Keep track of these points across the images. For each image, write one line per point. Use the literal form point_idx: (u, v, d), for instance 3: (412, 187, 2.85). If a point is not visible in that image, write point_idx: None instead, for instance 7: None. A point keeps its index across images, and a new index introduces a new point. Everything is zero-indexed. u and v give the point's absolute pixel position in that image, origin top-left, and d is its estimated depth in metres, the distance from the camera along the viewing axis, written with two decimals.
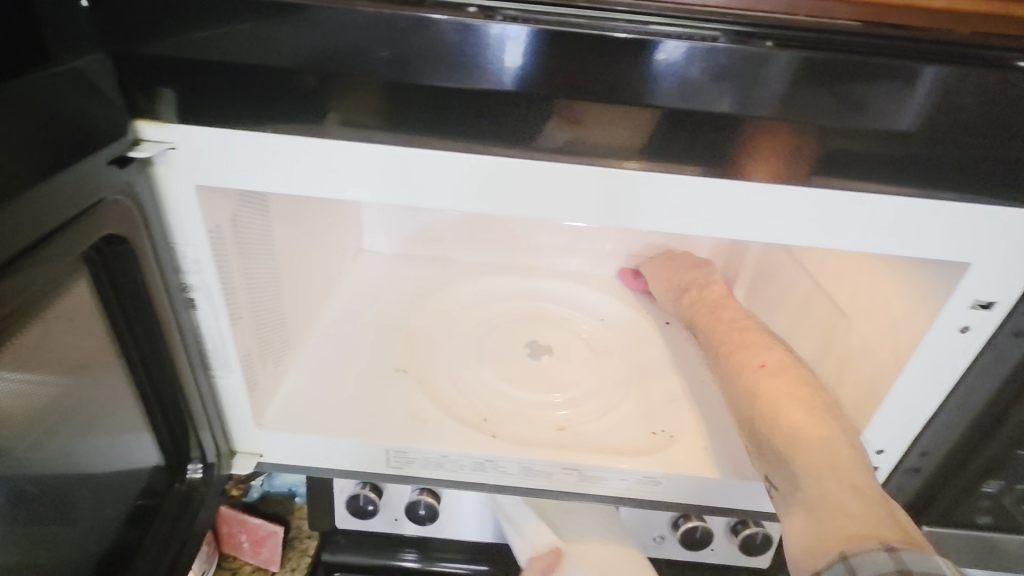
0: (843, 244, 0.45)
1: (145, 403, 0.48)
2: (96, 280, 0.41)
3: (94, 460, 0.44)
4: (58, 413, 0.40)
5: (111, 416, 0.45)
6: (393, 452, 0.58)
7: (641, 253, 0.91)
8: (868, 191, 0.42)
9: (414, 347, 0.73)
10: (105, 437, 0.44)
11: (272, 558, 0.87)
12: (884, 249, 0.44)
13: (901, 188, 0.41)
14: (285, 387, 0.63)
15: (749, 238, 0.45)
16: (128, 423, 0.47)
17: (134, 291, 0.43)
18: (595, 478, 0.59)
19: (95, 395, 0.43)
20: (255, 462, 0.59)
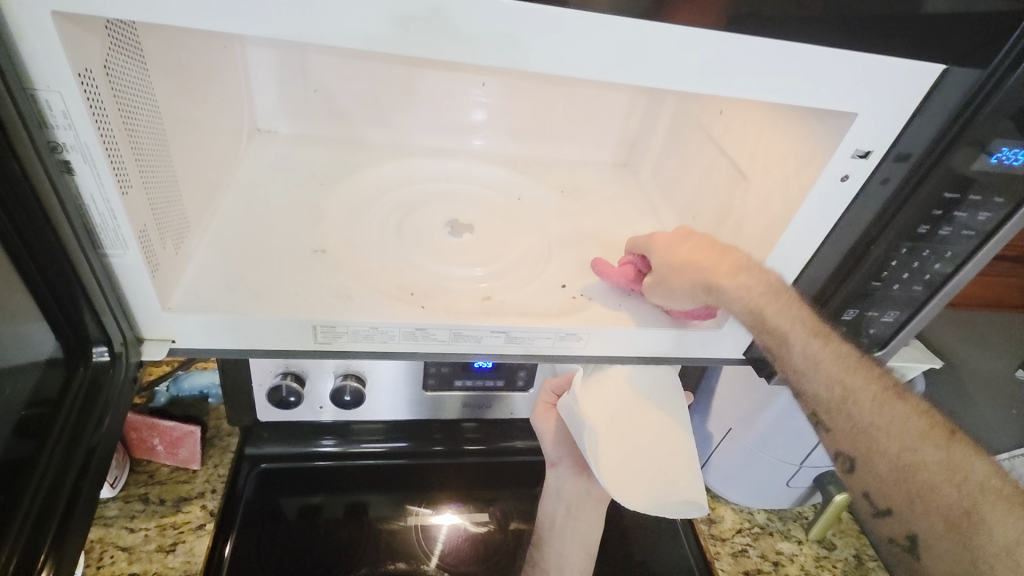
0: (752, 99, 0.48)
1: (28, 277, 0.43)
2: None
3: None
4: None
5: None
6: (320, 326, 0.57)
7: (556, 131, 0.91)
8: (777, 40, 0.44)
9: (329, 226, 0.70)
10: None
11: (192, 457, 0.86)
12: (785, 100, 0.48)
13: (806, 40, 0.44)
14: (191, 268, 0.59)
15: (665, 88, 0.47)
16: (11, 308, 0.42)
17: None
18: (521, 338, 0.63)
19: None
20: (168, 347, 0.56)
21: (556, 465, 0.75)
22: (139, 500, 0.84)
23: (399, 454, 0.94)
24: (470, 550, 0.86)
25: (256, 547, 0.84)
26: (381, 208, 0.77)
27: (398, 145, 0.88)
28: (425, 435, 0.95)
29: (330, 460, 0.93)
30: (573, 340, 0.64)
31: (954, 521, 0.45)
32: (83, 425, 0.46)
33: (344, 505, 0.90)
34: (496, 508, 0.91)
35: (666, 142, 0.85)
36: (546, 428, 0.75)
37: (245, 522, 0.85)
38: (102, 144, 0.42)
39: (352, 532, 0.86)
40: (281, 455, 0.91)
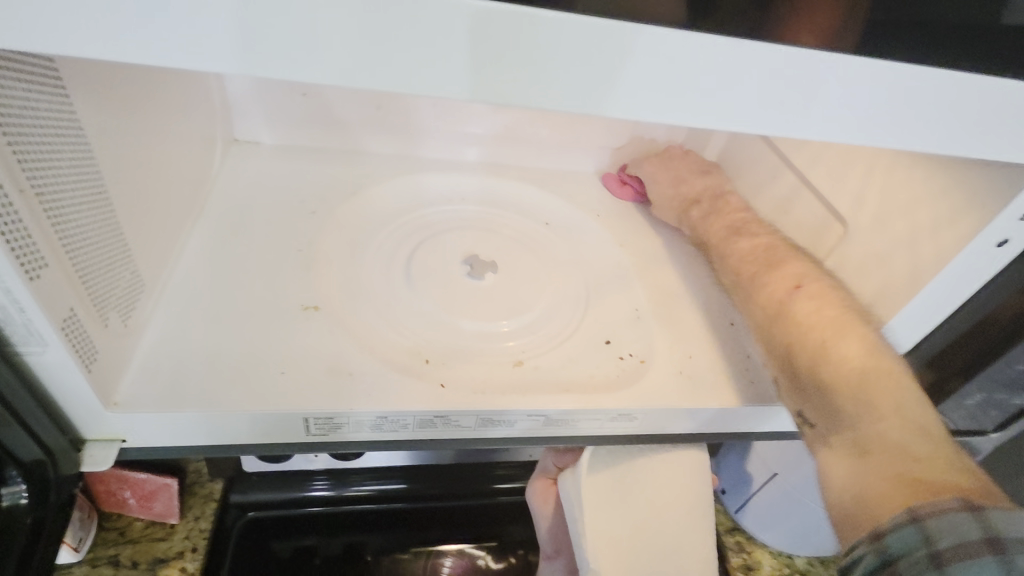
0: (895, 146, 0.35)
1: None
2: None
3: None
4: None
5: None
6: (314, 419, 0.45)
7: (589, 140, 0.78)
8: (944, 65, 0.32)
9: (324, 270, 0.57)
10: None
11: (169, 511, 0.73)
12: (942, 147, 0.35)
13: (976, 71, 0.32)
14: (146, 343, 0.46)
15: (787, 134, 0.34)
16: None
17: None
18: (564, 421, 0.51)
19: None
20: (117, 451, 0.43)
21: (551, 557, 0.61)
22: (106, 563, 0.70)
23: (394, 497, 0.80)
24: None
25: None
26: (384, 241, 0.64)
27: (406, 159, 0.75)
28: (445, 485, 0.82)
29: (321, 506, 0.79)
30: (627, 421, 0.52)
31: (923, 494, 0.36)
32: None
33: (343, 544, 0.83)
34: (505, 543, 0.85)
35: (724, 159, 0.72)
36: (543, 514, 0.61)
37: (234, 565, 0.74)
38: None
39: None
40: (271, 502, 0.78)
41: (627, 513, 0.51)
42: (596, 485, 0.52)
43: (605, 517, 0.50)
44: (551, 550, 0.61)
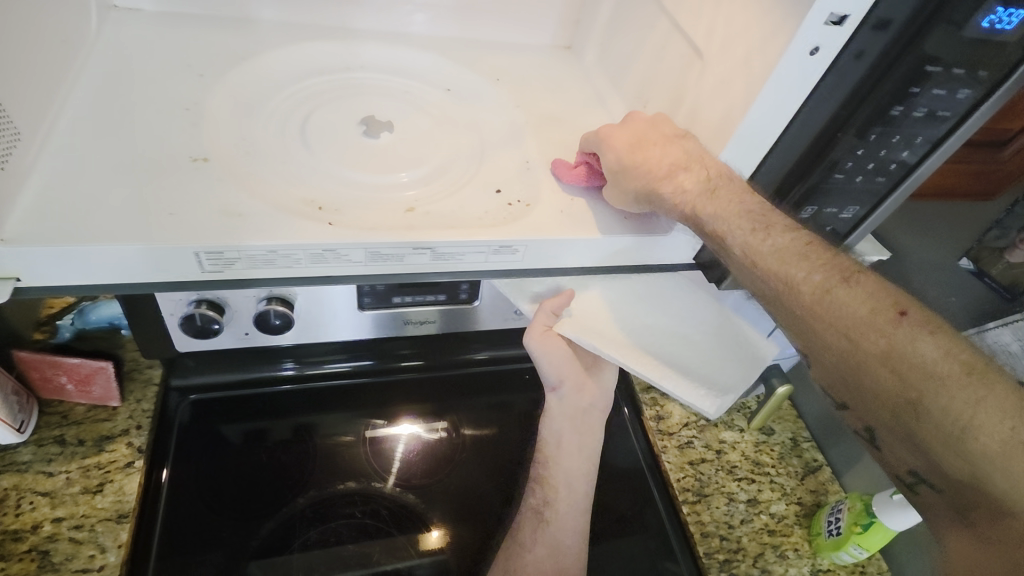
0: None
1: None
2: None
3: None
4: None
5: None
6: (206, 253, 0.48)
7: (487, 4, 0.77)
8: None
9: (213, 129, 0.58)
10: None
11: (109, 394, 0.76)
12: None
13: None
14: (30, 188, 0.47)
15: None
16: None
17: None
18: (449, 255, 0.55)
19: None
20: (14, 287, 0.46)
21: (557, 389, 0.66)
22: (54, 442, 0.74)
23: (364, 372, 0.84)
24: (425, 465, 0.81)
25: (196, 478, 0.75)
26: (280, 105, 0.65)
27: (299, 25, 0.73)
28: (380, 358, 0.84)
29: (291, 384, 0.83)
30: (510, 253, 0.57)
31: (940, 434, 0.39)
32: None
33: (293, 426, 0.82)
34: (450, 416, 0.86)
35: (616, 15, 0.73)
36: (549, 353, 0.62)
37: (179, 448, 0.77)
38: None
39: (299, 456, 0.79)
40: (218, 385, 0.80)
41: (622, 326, 0.60)
42: (579, 326, 0.59)
43: (631, 348, 0.57)
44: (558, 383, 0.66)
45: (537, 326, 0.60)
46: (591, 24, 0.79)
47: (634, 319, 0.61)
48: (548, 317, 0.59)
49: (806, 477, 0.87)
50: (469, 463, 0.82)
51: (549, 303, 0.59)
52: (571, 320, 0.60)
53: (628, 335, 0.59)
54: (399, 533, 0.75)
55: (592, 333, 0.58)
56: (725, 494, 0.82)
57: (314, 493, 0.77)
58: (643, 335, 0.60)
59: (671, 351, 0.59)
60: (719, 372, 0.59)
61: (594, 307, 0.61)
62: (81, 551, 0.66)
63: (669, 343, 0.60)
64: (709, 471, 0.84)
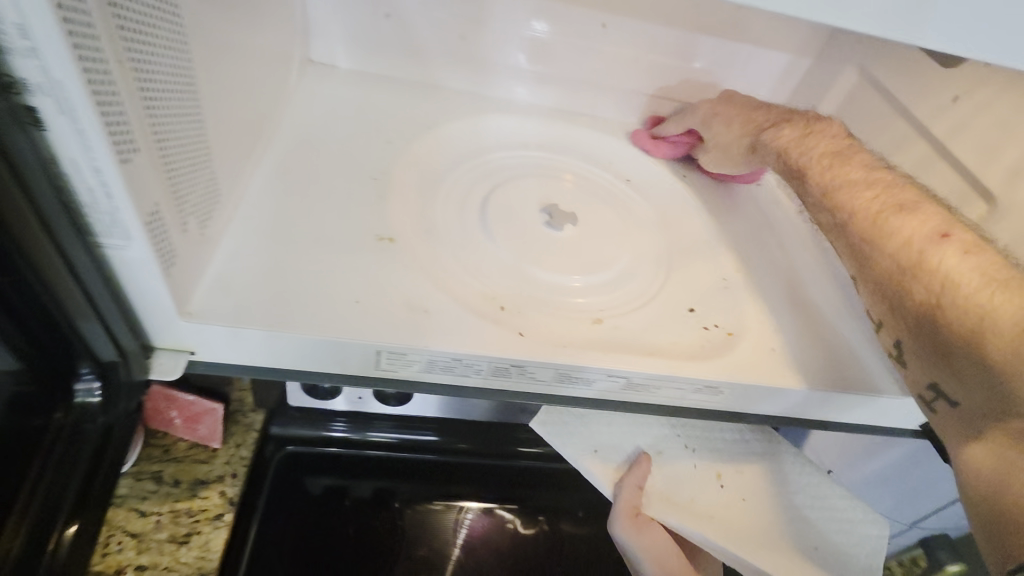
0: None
1: None
2: None
3: None
4: None
5: None
6: (388, 353, 0.43)
7: (682, 96, 0.71)
8: None
9: (398, 202, 0.54)
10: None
11: (212, 436, 0.67)
12: None
13: None
14: (221, 254, 0.44)
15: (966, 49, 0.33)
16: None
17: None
18: (644, 387, 0.47)
19: None
20: (186, 361, 0.41)
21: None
22: (151, 478, 0.66)
23: (422, 448, 0.75)
24: (509, 567, 0.71)
25: (277, 544, 0.68)
26: (459, 183, 0.60)
27: (483, 96, 0.69)
28: (504, 450, 0.76)
29: (340, 448, 0.74)
30: (713, 392, 0.48)
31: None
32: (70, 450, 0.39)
33: (374, 488, 0.74)
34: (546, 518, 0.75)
35: None
36: (646, 544, 0.53)
37: (268, 506, 0.70)
38: (87, 83, 0.26)
39: (383, 525, 0.71)
40: (302, 439, 0.73)
41: (705, 509, 0.53)
42: (677, 510, 0.52)
43: (731, 540, 0.50)
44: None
45: (625, 510, 0.51)
46: None
47: (739, 516, 0.53)
48: (634, 496, 0.51)
49: None
50: (553, 573, 0.72)
51: (629, 479, 0.51)
52: (659, 498, 0.52)
53: (730, 529, 0.51)
54: None
55: (690, 520, 0.51)
56: None
57: (398, 571, 0.68)
58: (738, 521, 0.53)
59: (780, 554, 0.51)
60: (814, 546, 0.53)
61: (680, 479, 0.54)
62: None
63: (774, 526, 0.53)
64: None
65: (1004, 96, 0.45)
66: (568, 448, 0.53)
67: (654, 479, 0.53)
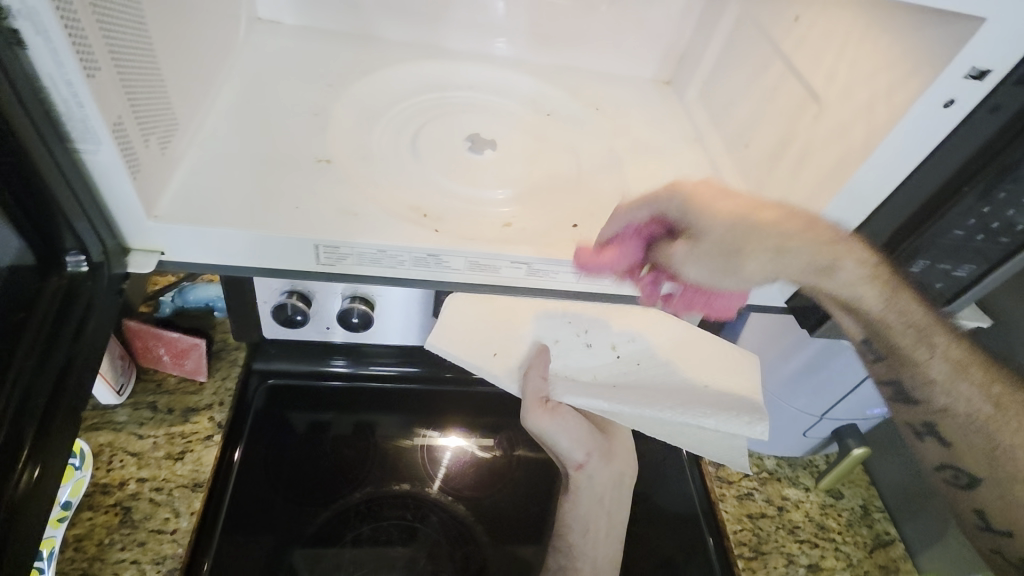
0: None
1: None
2: None
3: None
4: None
5: None
6: (324, 247, 0.52)
7: (597, 37, 0.79)
8: None
9: (336, 133, 0.63)
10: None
11: (199, 369, 0.79)
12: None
13: None
14: (182, 174, 0.53)
15: None
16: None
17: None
18: (543, 272, 0.57)
19: None
20: (156, 260, 0.51)
21: (584, 465, 0.62)
22: (147, 407, 0.78)
23: (411, 378, 0.86)
24: (476, 478, 0.80)
25: (265, 466, 0.77)
26: (392, 119, 0.69)
27: (416, 45, 0.77)
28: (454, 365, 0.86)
29: (338, 382, 0.85)
30: (603, 276, 0.58)
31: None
32: (52, 345, 0.42)
33: (353, 423, 0.83)
34: (502, 437, 0.85)
35: (720, 58, 0.74)
36: (559, 427, 0.59)
37: (253, 432, 0.80)
38: (54, 8, 0.34)
39: (358, 452, 0.80)
40: (290, 373, 0.84)
41: (608, 379, 0.60)
42: (579, 386, 0.58)
43: (634, 398, 0.56)
44: (583, 458, 0.62)
45: (533, 400, 0.57)
46: (697, 60, 0.78)
47: (641, 381, 0.60)
48: (539, 385, 0.57)
49: (875, 548, 0.76)
50: (515, 482, 0.81)
51: (533, 370, 0.57)
52: (563, 381, 0.58)
53: (632, 392, 0.57)
54: (445, 539, 0.75)
55: (594, 391, 0.57)
56: (787, 555, 0.73)
57: (370, 489, 0.77)
58: (643, 383, 0.59)
59: (686, 402, 0.57)
60: (708, 384, 0.61)
61: (580, 361, 0.60)
62: (157, 512, 0.69)
63: (675, 382, 0.60)
64: (769, 527, 0.75)
65: (825, 13, 0.54)
66: (470, 358, 0.57)
67: (555, 366, 0.60)
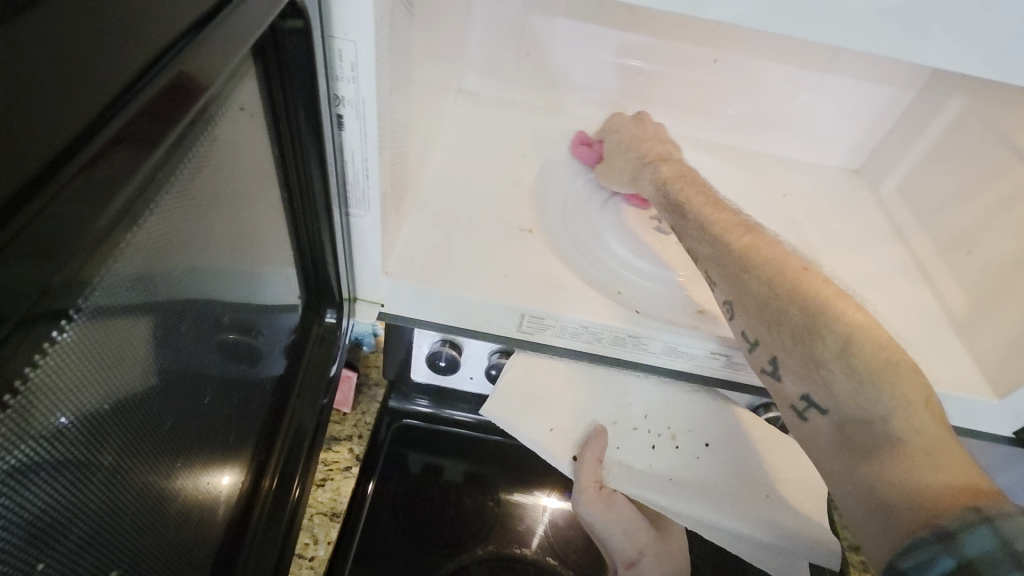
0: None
1: (297, 245, 0.44)
2: (265, 79, 0.33)
3: (267, 294, 0.42)
4: (242, 249, 0.36)
5: (277, 250, 0.42)
6: (530, 316, 0.54)
7: (787, 123, 0.78)
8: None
9: (531, 200, 0.66)
10: (270, 233, 0.40)
11: (345, 402, 0.75)
12: None
13: None
14: (406, 232, 0.57)
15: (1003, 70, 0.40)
16: (274, 260, 0.42)
17: (294, 113, 0.36)
18: (742, 366, 0.56)
19: (263, 233, 0.39)
20: (376, 312, 0.56)
21: (635, 561, 0.58)
22: None
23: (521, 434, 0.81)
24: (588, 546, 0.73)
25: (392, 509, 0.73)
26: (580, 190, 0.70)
27: (605, 120, 0.80)
28: None
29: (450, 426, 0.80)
30: None
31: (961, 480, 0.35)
32: (319, 380, 0.48)
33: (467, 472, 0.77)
34: None
35: (930, 153, 0.70)
36: (613, 520, 0.57)
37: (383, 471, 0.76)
38: (377, 101, 0.39)
39: (480, 506, 0.75)
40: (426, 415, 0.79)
41: (662, 469, 0.61)
42: (635, 480, 0.59)
43: (689, 501, 0.58)
44: (634, 554, 0.58)
45: (586, 485, 0.57)
46: (899, 151, 0.74)
47: (697, 478, 0.60)
48: (593, 470, 0.57)
49: None
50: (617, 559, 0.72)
51: (588, 453, 0.58)
52: (620, 470, 0.60)
53: (686, 489, 0.59)
54: None
55: (649, 486, 0.59)
56: None
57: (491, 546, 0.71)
58: (696, 481, 0.60)
59: (738, 505, 0.58)
60: (772, 492, 0.60)
61: (636, 449, 0.61)
62: (299, 533, 0.64)
63: (734, 482, 0.60)
64: None
65: None
66: (525, 433, 0.60)
67: (610, 450, 0.61)
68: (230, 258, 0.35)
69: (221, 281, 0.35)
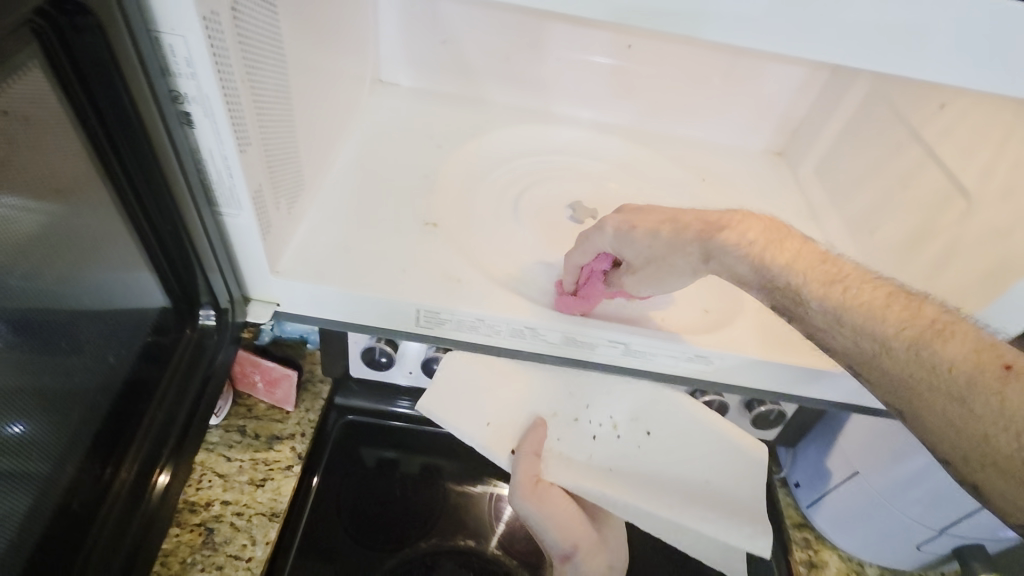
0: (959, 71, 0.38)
1: (143, 240, 0.42)
2: (52, 62, 0.31)
3: (108, 289, 0.41)
4: (59, 239, 0.36)
5: (109, 244, 0.40)
6: (425, 312, 0.53)
7: (707, 108, 0.77)
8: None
9: (441, 193, 0.65)
10: (101, 224, 0.39)
11: (288, 398, 0.69)
12: None
13: None
14: (302, 231, 0.56)
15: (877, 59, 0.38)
16: (115, 254, 0.41)
17: (116, 108, 0.35)
18: (642, 353, 0.56)
19: (86, 226, 0.38)
20: (272, 311, 0.54)
21: (571, 556, 0.53)
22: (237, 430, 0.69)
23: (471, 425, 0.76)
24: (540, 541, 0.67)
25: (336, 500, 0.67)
26: (495, 182, 0.69)
27: (526, 110, 0.79)
28: None
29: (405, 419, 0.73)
30: (706, 362, 0.56)
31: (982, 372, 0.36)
32: (190, 372, 0.48)
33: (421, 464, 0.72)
34: None
35: (842, 134, 0.71)
36: (551, 514, 0.53)
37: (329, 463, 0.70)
38: (222, 95, 0.38)
39: (427, 499, 0.69)
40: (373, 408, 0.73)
41: (607, 462, 0.57)
42: (575, 472, 0.55)
43: (633, 494, 0.54)
44: (570, 549, 0.53)
45: (524, 478, 0.53)
46: (814, 134, 0.74)
47: (641, 469, 0.57)
48: (532, 463, 0.53)
49: None
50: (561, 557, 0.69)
51: (527, 445, 0.54)
52: (561, 463, 0.56)
53: (631, 483, 0.55)
54: None
55: (591, 479, 0.54)
56: None
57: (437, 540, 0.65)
58: (641, 473, 0.57)
59: (687, 498, 0.55)
60: (712, 481, 0.57)
61: (581, 443, 0.58)
62: (237, 536, 0.60)
63: (682, 471, 0.57)
64: None
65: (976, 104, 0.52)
66: (458, 427, 0.54)
67: (553, 443, 0.57)
68: (40, 249, 0.34)
69: (31, 269, 0.34)
